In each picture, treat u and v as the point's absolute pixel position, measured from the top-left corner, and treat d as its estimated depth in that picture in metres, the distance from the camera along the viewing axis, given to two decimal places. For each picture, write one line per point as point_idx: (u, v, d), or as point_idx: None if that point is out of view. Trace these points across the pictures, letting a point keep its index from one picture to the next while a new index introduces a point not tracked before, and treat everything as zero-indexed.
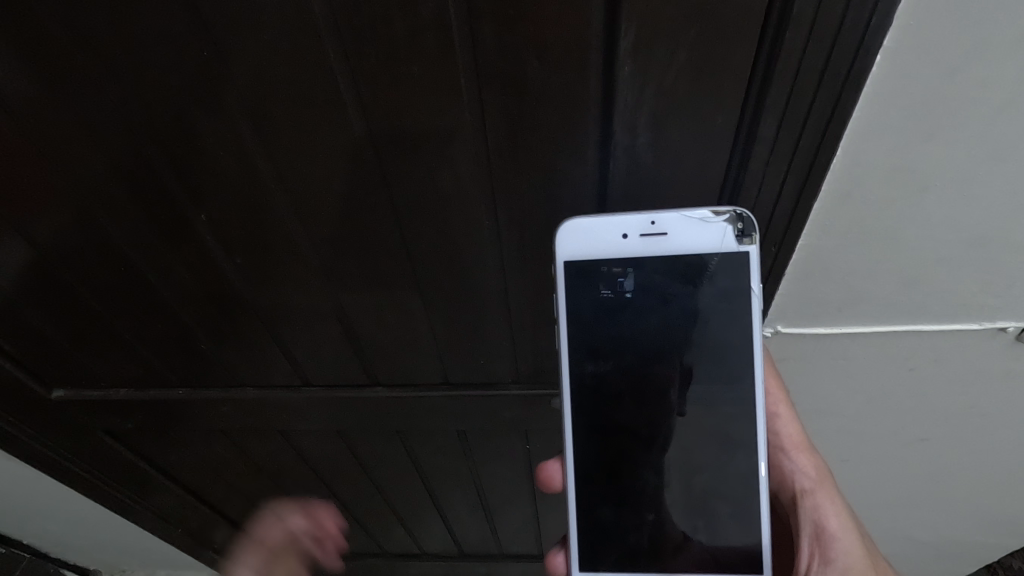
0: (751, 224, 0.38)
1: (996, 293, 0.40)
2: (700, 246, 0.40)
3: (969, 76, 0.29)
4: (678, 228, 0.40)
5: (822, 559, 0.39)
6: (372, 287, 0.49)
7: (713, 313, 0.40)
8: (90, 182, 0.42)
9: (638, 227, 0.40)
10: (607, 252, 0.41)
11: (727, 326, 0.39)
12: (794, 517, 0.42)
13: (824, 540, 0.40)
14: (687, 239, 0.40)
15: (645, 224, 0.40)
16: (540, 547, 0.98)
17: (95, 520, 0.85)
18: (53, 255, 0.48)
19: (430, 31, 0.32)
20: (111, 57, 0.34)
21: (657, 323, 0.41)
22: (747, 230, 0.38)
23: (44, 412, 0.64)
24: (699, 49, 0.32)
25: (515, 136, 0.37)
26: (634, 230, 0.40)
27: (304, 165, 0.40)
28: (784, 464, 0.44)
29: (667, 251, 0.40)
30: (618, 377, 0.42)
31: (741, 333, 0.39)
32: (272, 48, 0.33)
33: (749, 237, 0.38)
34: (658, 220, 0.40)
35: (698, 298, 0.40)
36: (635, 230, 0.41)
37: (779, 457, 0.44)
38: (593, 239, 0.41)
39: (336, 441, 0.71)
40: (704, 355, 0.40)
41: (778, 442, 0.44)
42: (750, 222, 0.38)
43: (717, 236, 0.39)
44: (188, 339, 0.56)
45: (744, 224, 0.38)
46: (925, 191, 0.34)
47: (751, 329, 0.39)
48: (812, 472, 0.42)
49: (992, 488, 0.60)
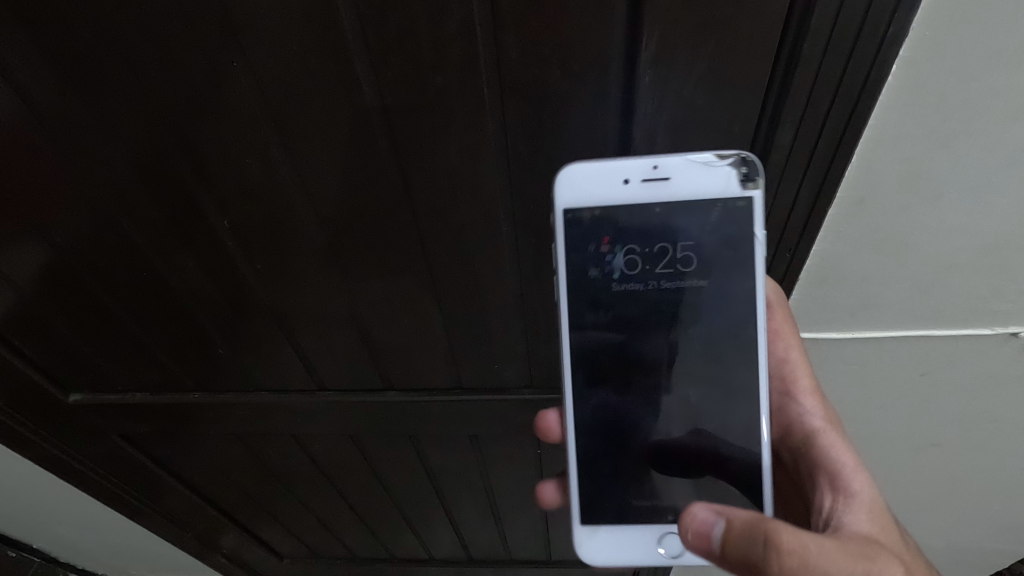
0: (756, 167, 0.36)
1: (1009, 298, 0.41)
2: (703, 191, 0.38)
3: (983, 85, 0.29)
4: (681, 172, 0.38)
5: (842, 494, 0.37)
6: (388, 291, 0.50)
7: (715, 261, 0.39)
8: (113, 186, 0.43)
9: (640, 171, 0.39)
10: (606, 198, 0.39)
11: (730, 275, 0.39)
12: (807, 458, 0.41)
13: (841, 475, 0.38)
14: (691, 184, 0.38)
15: (646, 169, 0.38)
16: (548, 552, 0.98)
17: (104, 525, 0.86)
18: (75, 258, 0.49)
19: (456, 41, 0.33)
20: (142, 66, 0.35)
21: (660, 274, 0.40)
22: (752, 174, 0.36)
23: (58, 415, 0.64)
24: (719, 57, 0.32)
25: (535, 142, 0.38)
26: (636, 175, 0.39)
27: (325, 170, 0.40)
28: (793, 410, 0.42)
29: (669, 197, 0.39)
30: (616, 344, 0.41)
31: (744, 282, 0.38)
32: (298, 55, 0.34)
33: (753, 181, 0.36)
34: (660, 164, 0.38)
35: (703, 247, 0.39)
36: (637, 174, 0.39)
37: (786, 402, 0.43)
38: (594, 184, 0.39)
39: (348, 445, 0.72)
40: (712, 317, 0.40)
41: (785, 387, 0.43)
42: (755, 164, 0.36)
43: (721, 181, 0.37)
44: (205, 342, 0.56)
45: (749, 167, 0.36)
46: (940, 198, 0.35)
47: (755, 274, 0.38)
48: (823, 414, 0.41)
49: (1005, 493, 0.60)
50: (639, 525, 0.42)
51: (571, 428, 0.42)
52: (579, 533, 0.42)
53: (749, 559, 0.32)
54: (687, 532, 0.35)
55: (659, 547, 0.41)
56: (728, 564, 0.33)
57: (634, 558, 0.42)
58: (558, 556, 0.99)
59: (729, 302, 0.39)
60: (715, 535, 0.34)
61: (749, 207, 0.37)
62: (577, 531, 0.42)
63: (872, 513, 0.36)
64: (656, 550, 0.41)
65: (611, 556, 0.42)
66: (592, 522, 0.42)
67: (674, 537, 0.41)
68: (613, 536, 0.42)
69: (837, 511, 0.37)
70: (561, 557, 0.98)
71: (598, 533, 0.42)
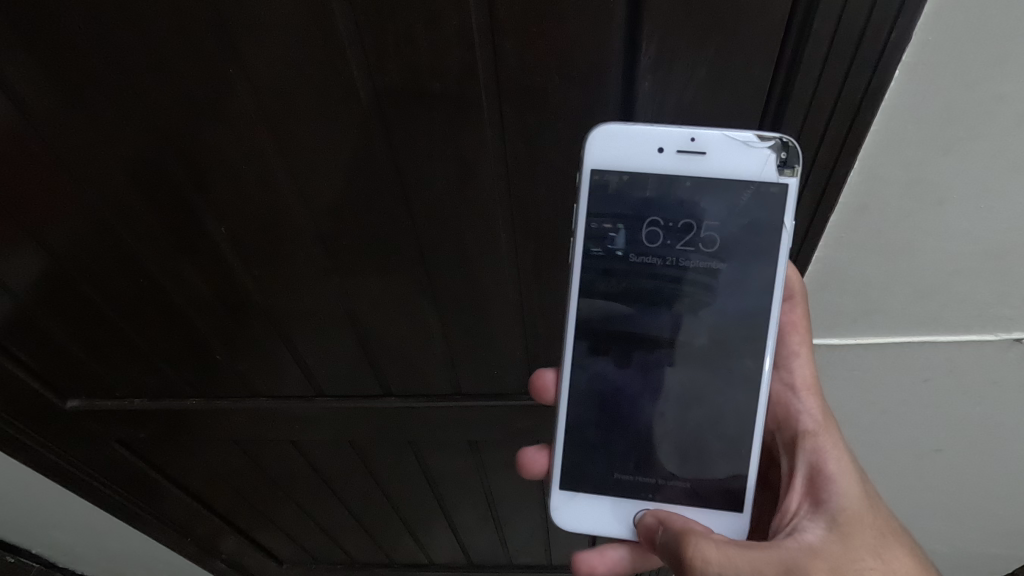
0: (796, 154, 0.35)
1: (1012, 305, 0.40)
2: (734, 168, 0.38)
3: (987, 90, 0.29)
4: (718, 148, 0.37)
5: (814, 501, 0.37)
6: (386, 297, 0.50)
7: (733, 245, 0.39)
8: (109, 192, 0.43)
9: (677, 142, 0.38)
10: (637, 163, 0.39)
11: (747, 262, 0.39)
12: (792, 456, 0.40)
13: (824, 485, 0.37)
14: (724, 160, 0.38)
15: (683, 140, 0.37)
16: (547, 557, 0.97)
17: (101, 532, 0.85)
18: (72, 265, 0.48)
19: (454, 47, 0.32)
20: (138, 72, 0.35)
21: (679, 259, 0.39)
22: (791, 160, 0.35)
23: (57, 423, 0.64)
24: (719, 63, 0.32)
25: (534, 149, 0.38)
26: (671, 145, 0.38)
27: (323, 176, 0.40)
28: (791, 405, 0.40)
29: (700, 171, 0.38)
30: (626, 321, 0.41)
31: (763, 270, 0.38)
32: (295, 61, 0.33)
33: (789, 168, 0.36)
34: (698, 137, 0.37)
35: (722, 230, 0.39)
36: (672, 144, 0.38)
37: (786, 395, 0.41)
38: (625, 149, 0.38)
39: (347, 451, 0.71)
40: (724, 305, 0.39)
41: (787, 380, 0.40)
42: (796, 150, 0.35)
43: (757, 161, 0.37)
44: (203, 349, 0.56)
45: (789, 152, 0.35)
46: (944, 204, 0.34)
47: (775, 261, 0.38)
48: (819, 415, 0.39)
49: (1007, 499, 0.60)
50: (618, 498, 0.42)
51: (566, 393, 0.42)
52: (557, 497, 0.42)
53: (673, 548, 0.36)
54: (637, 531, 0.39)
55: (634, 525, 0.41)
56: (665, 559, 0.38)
57: (607, 530, 0.42)
58: (558, 561, 0.99)
59: (741, 292, 0.39)
60: (654, 533, 0.38)
61: (782, 193, 0.37)
62: (556, 493, 0.42)
63: (836, 529, 0.35)
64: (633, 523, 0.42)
65: (586, 522, 0.42)
66: (572, 486, 0.42)
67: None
68: (590, 506, 0.42)
69: (801, 520, 0.37)
70: (561, 562, 0.97)
71: (575, 498, 0.42)
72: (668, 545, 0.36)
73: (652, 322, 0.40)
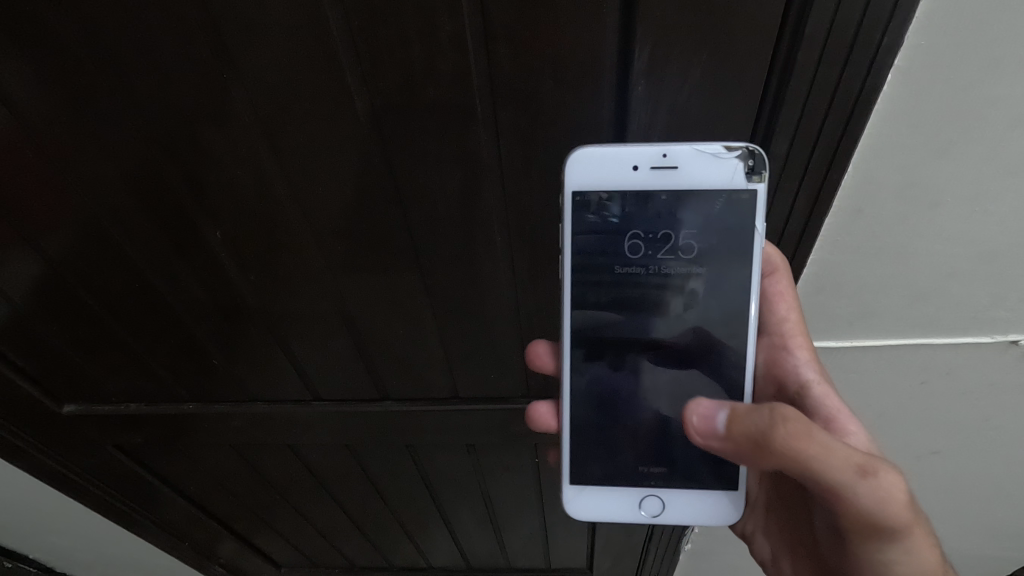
0: (763, 161, 0.35)
1: (1008, 307, 0.40)
2: (709, 180, 0.38)
3: (978, 93, 0.29)
4: (690, 161, 0.37)
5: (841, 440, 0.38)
6: (382, 300, 0.49)
7: (712, 250, 0.39)
8: (104, 197, 0.43)
9: (649, 159, 0.38)
10: (614, 184, 0.39)
11: (727, 263, 0.39)
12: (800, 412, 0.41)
13: (837, 424, 0.38)
14: (699, 173, 0.38)
15: (656, 157, 0.38)
16: (546, 559, 0.97)
17: (99, 538, 0.85)
18: (67, 269, 0.48)
19: (448, 50, 0.32)
20: (131, 76, 0.35)
21: (659, 266, 0.39)
22: (759, 167, 0.36)
23: (53, 428, 0.64)
24: (712, 66, 0.32)
25: (528, 152, 0.37)
26: (645, 162, 0.38)
27: (317, 180, 0.40)
28: (787, 363, 0.42)
29: (677, 185, 0.38)
30: (617, 327, 0.41)
31: (742, 270, 0.38)
32: (288, 65, 0.33)
33: (758, 175, 0.36)
34: (670, 153, 0.37)
35: (701, 236, 0.39)
36: (646, 163, 0.38)
37: (781, 355, 0.42)
38: (603, 170, 0.38)
39: (344, 455, 0.71)
40: (705, 308, 0.40)
41: (780, 341, 0.42)
42: (763, 158, 0.35)
43: (727, 173, 0.37)
44: (200, 353, 0.56)
45: (756, 160, 0.35)
46: (937, 207, 0.34)
47: (752, 260, 0.38)
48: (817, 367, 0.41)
49: (1005, 500, 0.60)
50: (625, 488, 0.43)
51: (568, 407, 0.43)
52: (567, 491, 0.44)
53: (754, 432, 0.33)
54: (692, 416, 0.36)
55: (640, 510, 0.43)
56: (730, 443, 0.34)
57: (617, 516, 0.44)
58: (558, 563, 0.99)
59: (726, 292, 0.39)
60: (718, 417, 0.35)
61: (752, 199, 0.37)
62: (566, 489, 0.44)
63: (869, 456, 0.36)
64: (638, 511, 0.43)
65: (597, 513, 0.44)
66: (581, 481, 0.44)
67: (654, 501, 0.43)
68: (599, 497, 0.44)
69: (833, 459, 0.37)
70: (560, 563, 0.97)
71: (586, 492, 0.44)
72: (744, 429, 0.34)
73: (636, 328, 0.41)
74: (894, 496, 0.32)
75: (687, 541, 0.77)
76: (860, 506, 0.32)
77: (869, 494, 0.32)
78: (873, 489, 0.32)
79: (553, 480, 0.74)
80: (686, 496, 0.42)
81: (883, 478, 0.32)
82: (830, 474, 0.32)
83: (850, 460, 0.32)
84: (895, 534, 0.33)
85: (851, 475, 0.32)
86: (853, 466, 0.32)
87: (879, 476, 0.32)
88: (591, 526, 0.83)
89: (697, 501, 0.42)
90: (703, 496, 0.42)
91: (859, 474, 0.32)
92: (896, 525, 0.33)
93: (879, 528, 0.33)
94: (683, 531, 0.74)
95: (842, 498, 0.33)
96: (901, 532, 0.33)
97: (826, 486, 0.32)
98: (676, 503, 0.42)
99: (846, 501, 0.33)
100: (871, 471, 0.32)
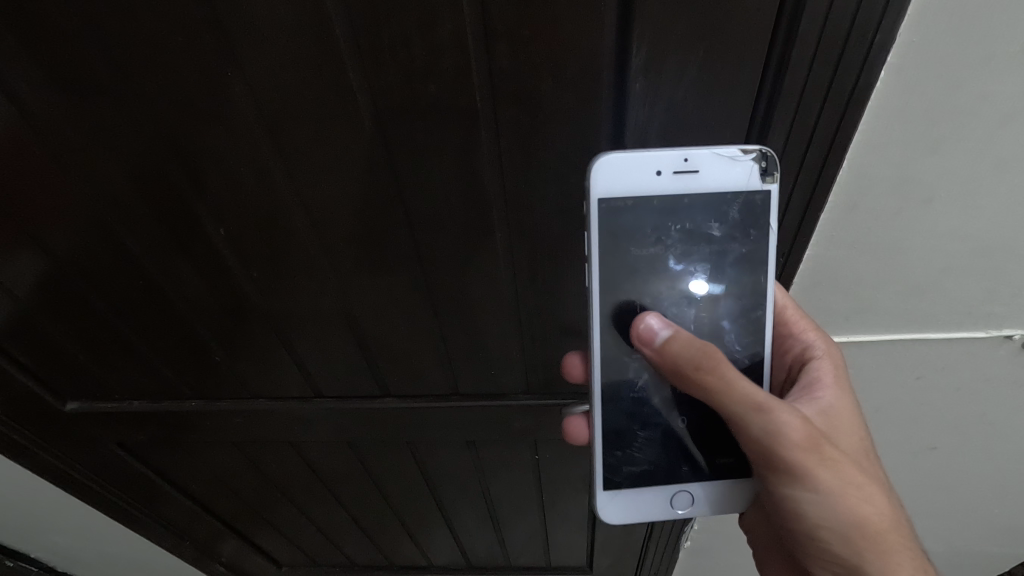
0: (775, 163, 0.36)
1: (1002, 301, 0.41)
2: (729, 183, 0.39)
3: (969, 89, 0.30)
4: (709, 165, 0.39)
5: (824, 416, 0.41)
6: (384, 297, 0.50)
7: (729, 250, 0.41)
8: (108, 194, 0.43)
9: (672, 163, 0.39)
10: (638, 189, 0.40)
11: (742, 261, 0.41)
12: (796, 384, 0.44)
13: (811, 391, 0.42)
14: (717, 175, 0.39)
15: (678, 161, 0.39)
16: (546, 557, 0.98)
17: (101, 537, 0.85)
18: (72, 266, 0.49)
19: (448, 50, 0.33)
20: (136, 74, 0.35)
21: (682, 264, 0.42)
22: (771, 169, 0.36)
23: (56, 426, 0.64)
24: (708, 63, 0.32)
25: (528, 150, 0.38)
26: (668, 167, 0.39)
27: (320, 178, 0.41)
28: (791, 338, 0.44)
29: (697, 187, 0.40)
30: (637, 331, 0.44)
31: (755, 267, 0.41)
32: (292, 63, 0.34)
33: (771, 176, 0.37)
34: (691, 157, 0.38)
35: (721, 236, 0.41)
36: (669, 166, 0.39)
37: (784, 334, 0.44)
38: (626, 176, 0.39)
39: (346, 452, 0.72)
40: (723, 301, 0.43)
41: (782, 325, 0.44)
42: (775, 160, 0.36)
43: (743, 174, 0.38)
44: (203, 350, 0.56)
45: (769, 162, 0.36)
46: (930, 202, 0.35)
47: (766, 258, 0.40)
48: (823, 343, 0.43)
49: (1001, 495, 0.60)
50: (655, 487, 0.47)
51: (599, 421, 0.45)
52: (602, 497, 0.46)
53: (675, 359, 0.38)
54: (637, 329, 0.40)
55: (673, 506, 0.47)
56: (659, 358, 0.39)
57: (650, 513, 0.47)
58: (558, 561, 0.99)
59: (743, 287, 0.42)
60: (659, 335, 0.39)
61: (766, 199, 0.38)
62: (600, 496, 0.46)
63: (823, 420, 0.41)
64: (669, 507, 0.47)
65: (629, 514, 0.47)
66: (613, 487, 0.47)
67: (684, 497, 0.47)
68: (631, 498, 0.47)
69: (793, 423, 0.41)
70: (559, 561, 0.98)
71: (618, 496, 0.47)
72: (674, 350, 0.38)
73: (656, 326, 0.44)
74: (786, 434, 0.37)
75: (687, 539, 0.77)
76: (754, 437, 0.38)
77: (760, 429, 0.37)
78: (767, 424, 0.37)
79: (553, 477, 0.74)
80: (712, 488, 0.46)
81: (778, 417, 0.37)
82: (730, 403, 0.37)
83: (750, 397, 0.37)
84: (789, 471, 0.38)
85: (748, 409, 0.37)
86: (753, 403, 0.37)
87: (774, 415, 0.37)
88: (591, 523, 0.84)
89: (723, 490, 0.46)
90: (728, 485, 0.46)
91: (754, 410, 0.37)
92: (783, 462, 0.38)
93: (771, 461, 0.39)
94: (682, 529, 0.74)
95: (741, 427, 0.38)
96: (793, 470, 0.38)
97: (727, 412, 0.38)
98: (702, 495, 0.46)
99: (743, 429, 0.38)
100: (768, 410, 0.37)
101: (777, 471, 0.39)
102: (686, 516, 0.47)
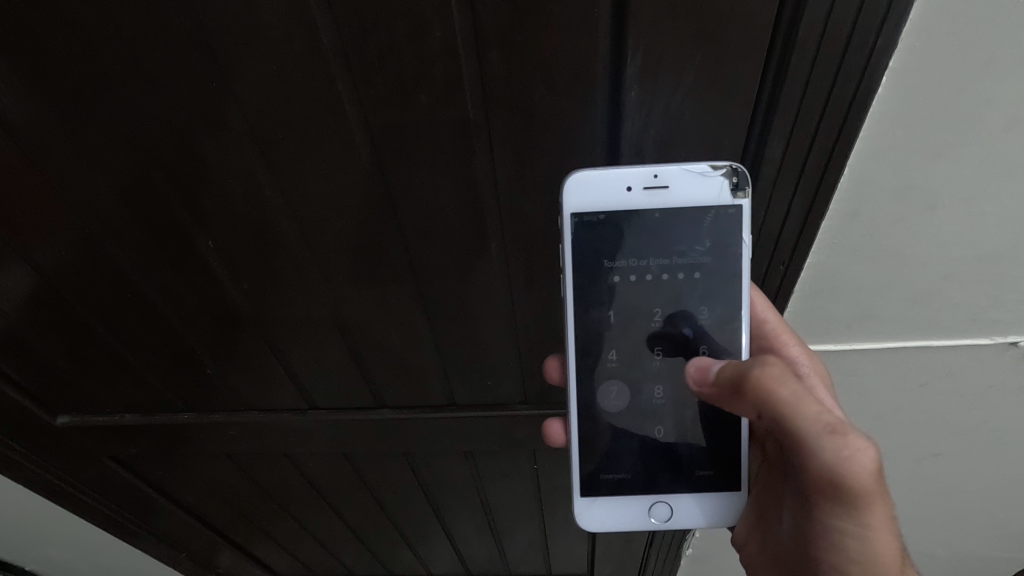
0: (746, 179, 0.36)
1: (1009, 309, 0.40)
2: (699, 197, 0.39)
3: (972, 96, 0.29)
4: (679, 180, 0.39)
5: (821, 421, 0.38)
6: (377, 308, 0.49)
7: (704, 263, 0.41)
8: (92, 207, 0.42)
9: (641, 179, 0.39)
10: (611, 204, 0.40)
11: (718, 272, 0.40)
12: None
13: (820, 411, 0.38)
14: (688, 190, 0.39)
15: (647, 177, 0.39)
16: (547, 565, 0.97)
17: (95, 551, 0.84)
18: (59, 281, 0.48)
19: (439, 58, 0.32)
20: (118, 86, 0.34)
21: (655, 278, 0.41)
22: (742, 184, 0.37)
23: (47, 439, 0.63)
24: (704, 71, 0.32)
25: (522, 159, 0.37)
26: (638, 183, 0.39)
27: (308, 188, 0.40)
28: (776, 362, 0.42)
29: (668, 203, 0.40)
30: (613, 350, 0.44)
31: (729, 279, 0.40)
32: (277, 74, 0.33)
33: (742, 192, 0.37)
34: (660, 173, 0.38)
35: (694, 251, 0.41)
36: (639, 182, 0.39)
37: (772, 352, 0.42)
38: (597, 192, 0.39)
39: (342, 463, 0.71)
40: (700, 318, 0.42)
41: (767, 343, 0.42)
42: (746, 176, 0.36)
43: (714, 190, 0.38)
44: (194, 364, 0.56)
45: (740, 178, 0.36)
46: (935, 209, 0.34)
47: (739, 270, 0.40)
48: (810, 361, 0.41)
49: (1007, 502, 0.59)
50: (633, 496, 0.45)
51: (576, 434, 0.45)
52: (578, 502, 0.46)
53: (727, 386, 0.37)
54: (692, 367, 0.40)
55: (651, 516, 0.45)
56: (719, 389, 0.38)
57: (629, 523, 0.46)
58: (558, 568, 0.98)
59: (719, 301, 0.41)
60: (712, 367, 0.38)
61: (738, 214, 0.38)
62: (576, 500, 0.46)
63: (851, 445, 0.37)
64: (648, 516, 0.45)
65: (606, 522, 0.46)
66: (591, 493, 0.46)
67: (663, 506, 0.45)
68: (608, 505, 0.46)
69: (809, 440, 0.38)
70: (560, 568, 0.97)
71: (595, 502, 0.45)
72: (728, 374, 0.37)
73: (626, 340, 0.43)
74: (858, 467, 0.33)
75: (688, 547, 0.76)
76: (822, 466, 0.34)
77: (832, 454, 0.33)
78: (839, 450, 0.33)
79: (552, 486, 0.73)
80: (695, 498, 0.45)
81: (853, 443, 0.33)
82: (801, 423, 0.33)
83: (820, 417, 0.33)
84: (851, 501, 0.34)
85: (820, 432, 0.33)
86: (825, 423, 0.33)
87: (847, 440, 0.33)
88: (591, 532, 0.83)
89: (703, 502, 0.45)
90: (707, 497, 0.45)
91: (826, 433, 0.33)
92: (856, 493, 0.34)
93: (835, 491, 0.34)
94: (683, 536, 0.73)
95: (809, 454, 0.34)
96: (853, 500, 0.34)
97: (794, 437, 0.34)
98: (683, 505, 0.45)
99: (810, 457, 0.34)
100: (842, 433, 0.33)
101: (838, 501, 0.35)
102: (665, 526, 0.45)
